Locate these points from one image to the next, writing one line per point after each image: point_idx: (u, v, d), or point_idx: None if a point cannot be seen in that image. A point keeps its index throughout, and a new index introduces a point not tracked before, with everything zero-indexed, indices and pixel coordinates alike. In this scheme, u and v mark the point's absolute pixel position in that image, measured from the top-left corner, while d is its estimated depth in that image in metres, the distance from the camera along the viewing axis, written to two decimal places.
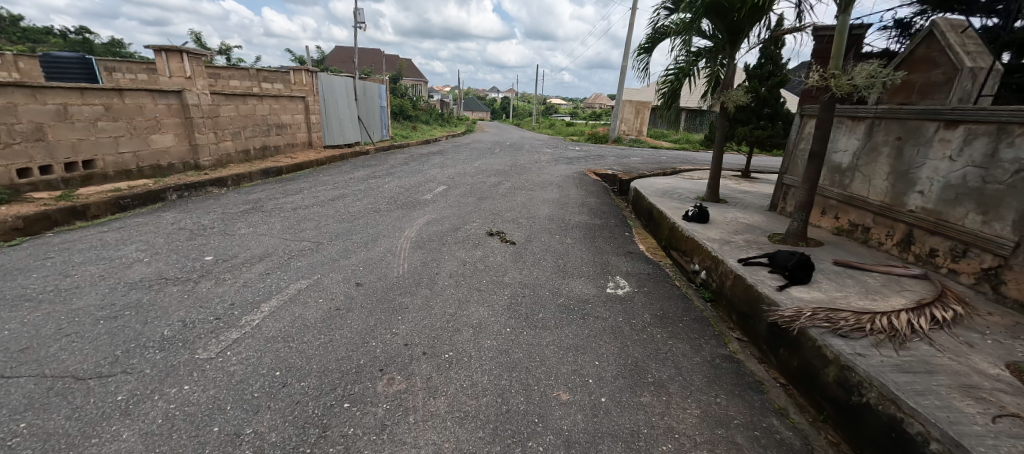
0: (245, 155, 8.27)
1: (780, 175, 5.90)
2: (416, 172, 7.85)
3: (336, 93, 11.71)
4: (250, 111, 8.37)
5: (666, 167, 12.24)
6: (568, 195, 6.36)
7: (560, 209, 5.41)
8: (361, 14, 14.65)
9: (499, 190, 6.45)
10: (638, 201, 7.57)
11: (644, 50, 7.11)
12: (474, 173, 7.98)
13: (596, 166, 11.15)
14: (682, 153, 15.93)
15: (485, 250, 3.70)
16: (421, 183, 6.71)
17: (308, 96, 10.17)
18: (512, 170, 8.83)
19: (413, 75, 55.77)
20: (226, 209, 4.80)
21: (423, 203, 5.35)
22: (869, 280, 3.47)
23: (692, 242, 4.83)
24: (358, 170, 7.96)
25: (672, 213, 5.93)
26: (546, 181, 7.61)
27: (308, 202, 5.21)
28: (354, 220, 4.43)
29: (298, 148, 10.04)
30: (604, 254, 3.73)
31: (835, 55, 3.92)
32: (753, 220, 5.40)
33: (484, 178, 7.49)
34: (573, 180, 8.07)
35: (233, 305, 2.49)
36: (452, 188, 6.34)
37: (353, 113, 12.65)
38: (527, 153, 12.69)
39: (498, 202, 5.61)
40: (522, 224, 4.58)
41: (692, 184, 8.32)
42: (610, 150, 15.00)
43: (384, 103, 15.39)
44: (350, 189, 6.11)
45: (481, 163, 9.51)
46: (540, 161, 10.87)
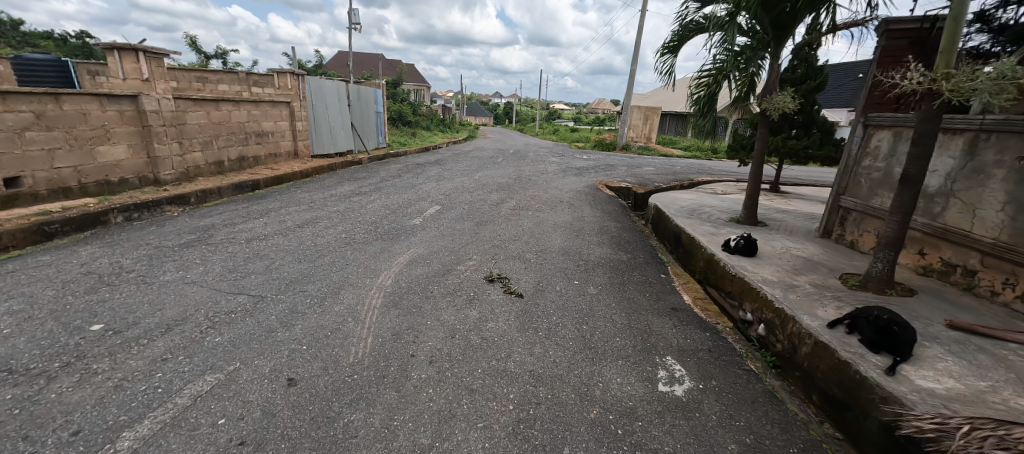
0: (217, 167, 7.39)
1: (837, 197, 4.95)
2: (409, 188, 6.96)
3: (327, 98, 10.85)
4: (224, 118, 7.49)
5: (683, 178, 11.29)
6: (582, 218, 5.44)
7: (576, 238, 4.48)
8: (355, 15, 13.84)
9: (503, 211, 5.53)
10: (660, 221, 6.62)
11: (669, 50, 6.19)
12: (475, 189, 7.08)
13: (608, 177, 10.22)
14: (696, 161, 14.99)
15: (483, 307, 2.77)
16: (411, 202, 5.80)
17: (293, 101, 9.31)
18: (516, 183, 7.91)
19: (415, 80, 55.16)
20: (167, 239, 3.91)
21: (411, 230, 4.44)
22: (1012, 358, 2.52)
23: (740, 284, 3.89)
24: (343, 185, 7.08)
25: (707, 241, 4.99)
26: (555, 198, 6.67)
27: (270, 230, 4.29)
28: (320, 257, 3.52)
29: (282, 158, 9.16)
30: (643, 314, 2.78)
31: (945, 51, 2.96)
32: (809, 253, 4.46)
33: (485, 194, 6.58)
34: (585, 196, 7.13)
35: (74, 438, 1.56)
36: (447, 209, 5.43)
37: (345, 120, 11.80)
38: (532, 162, 11.79)
39: (502, 229, 4.68)
40: (530, 262, 3.66)
41: (719, 202, 7.38)
42: (620, 160, 14.07)
43: (381, 109, 14.55)
44: (328, 211, 5.21)
45: (482, 176, 8.62)
46: (546, 172, 9.94)
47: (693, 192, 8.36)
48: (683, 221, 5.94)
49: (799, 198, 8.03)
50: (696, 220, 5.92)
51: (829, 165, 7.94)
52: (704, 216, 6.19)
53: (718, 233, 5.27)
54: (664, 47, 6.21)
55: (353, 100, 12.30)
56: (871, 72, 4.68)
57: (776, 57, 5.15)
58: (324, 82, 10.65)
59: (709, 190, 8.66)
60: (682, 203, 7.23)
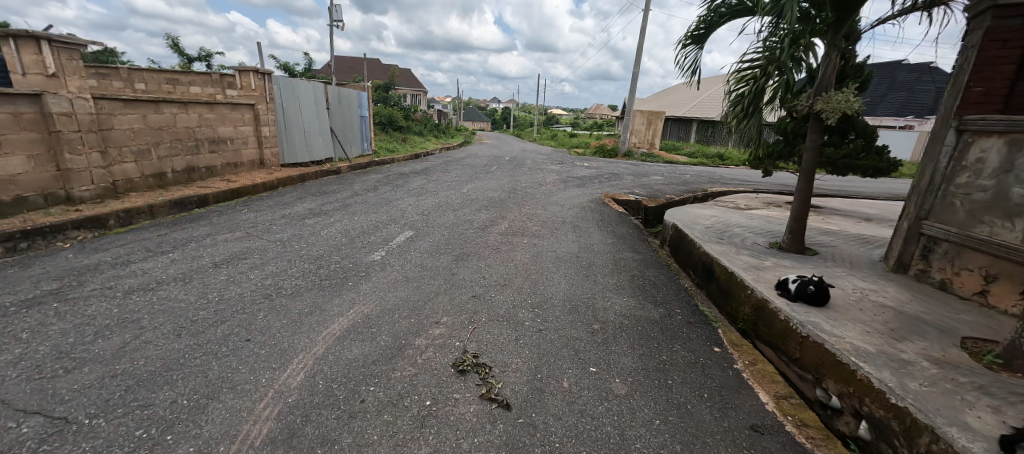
0: (157, 180, 6.27)
1: (920, 222, 3.87)
2: (382, 205, 5.84)
3: (301, 100, 9.74)
4: (166, 122, 6.37)
5: (696, 189, 10.20)
6: (591, 247, 4.32)
7: (586, 281, 3.35)
8: (337, 12, 12.77)
9: (492, 238, 4.42)
10: (681, 245, 5.50)
11: (694, 42, 5.14)
12: (461, 206, 5.97)
13: (613, 189, 9.13)
14: (705, 169, 13.96)
15: (444, 435, 1.65)
16: (378, 226, 4.69)
17: (257, 103, 8.20)
18: (510, 198, 6.78)
19: (412, 85, 54.26)
20: (15, 292, 2.78)
21: (366, 270, 3.32)
22: None
23: (818, 351, 2.77)
24: (304, 200, 5.95)
25: (752, 278, 3.88)
26: (557, 219, 5.55)
27: (172, 273, 3.16)
28: (216, 324, 2.40)
29: (243, 167, 8.02)
30: (711, 447, 1.66)
31: None
32: (896, 300, 3.35)
33: (472, 213, 5.49)
34: (592, 214, 6.03)
35: None
36: (422, 236, 4.32)
37: (324, 125, 10.68)
38: (529, 171, 10.73)
39: (488, 266, 3.56)
40: (523, 328, 2.53)
41: (749, 220, 6.29)
42: (624, 168, 12.99)
43: (366, 113, 13.44)
44: (268, 239, 4.09)
45: (473, 188, 7.53)
46: (545, 183, 8.85)
47: (714, 208, 7.27)
48: (713, 248, 4.82)
49: (836, 215, 6.95)
50: (730, 247, 4.81)
51: (872, 177, 6.84)
52: (738, 241, 5.08)
53: (762, 267, 4.16)
54: (688, 37, 5.14)
55: (333, 103, 11.20)
56: (964, 63, 3.63)
57: (835, 45, 4.11)
58: (297, 82, 9.55)
59: (732, 205, 7.58)
60: (704, 222, 6.13)
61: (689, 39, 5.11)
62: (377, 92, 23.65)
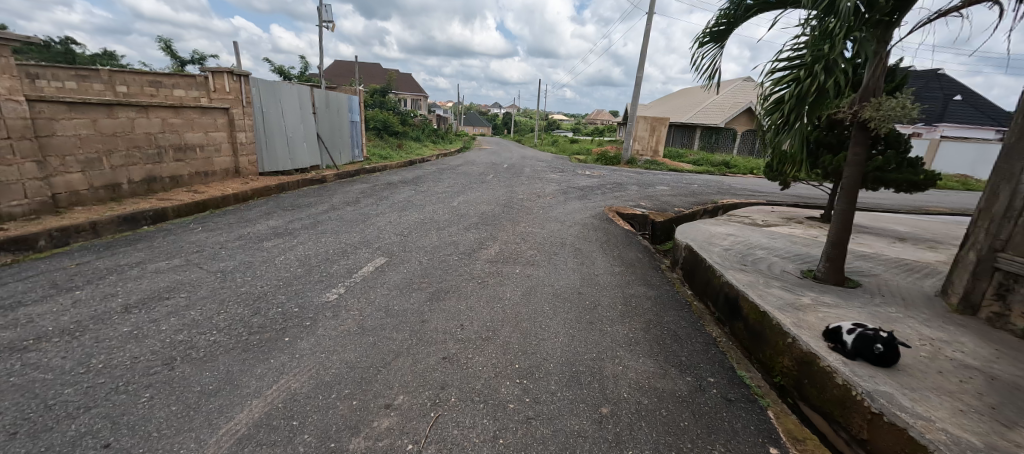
0: (110, 192, 5.62)
1: (997, 255, 3.19)
2: (358, 222, 5.19)
3: (285, 105, 9.13)
4: (122, 128, 5.73)
5: (705, 201, 9.53)
6: (595, 279, 3.64)
7: (590, 331, 2.66)
8: (326, 11, 12.16)
9: (477, 267, 3.74)
10: (697, 271, 4.83)
11: (713, 40, 4.48)
12: (448, 223, 5.30)
13: (617, 201, 8.46)
14: (712, 179, 13.32)
15: None
16: (346, 250, 4.02)
17: (232, 107, 7.56)
18: (504, 214, 6.10)
19: (411, 91, 53.86)
20: None
21: (313, 316, 2.64)
22: None
23: (900, 439, 2.08)
24: (271, 216, 5.29)
25: (791, 321, 3.19)
26: (555, 240, 4.87)
27: (64, 323, 2.49)
28: (77, 415, 1.72)
29: (215, 176, 7.36)
30: None
31: None
32: (980, 358, 2.67)
33: (459, 233, 4.83)
34: (595, 233, 5.35)
35: None
36: (394, 265, 3.65)
37: (310, 131, 10.07)
38: (527, 181, 10.08)
39: (468, 309, 2.88)
40: (505, 416, 1.84)
41: (771, 240, 5.61)
42: (628, 177, 12.34)
43: (358, 118, 12.82)
44: (209, 269, 3.42)
45: (464, 201, 6.86)
46: (544, 195, 8.19)
47: (730, 225, 6.58)
48: (737, 278, 4.14)
49: (866, 234, 6.27)
50: (758, 277, 4.12)
51: (907, 191, 6.14)
52: (764, 268, 4.40)
53: (801, 305, 3.47)
54: (706, 33, 4.47)
55: (321, 108, 10.60)
56: None
57: (883, 43, 3.45)
58: (280, 85, 8.95)
59: (748, 222, 6.90)
60: (721, 243, 5.44)
61: (707, 37, 4.44)
62: (374, 97, 23.10)
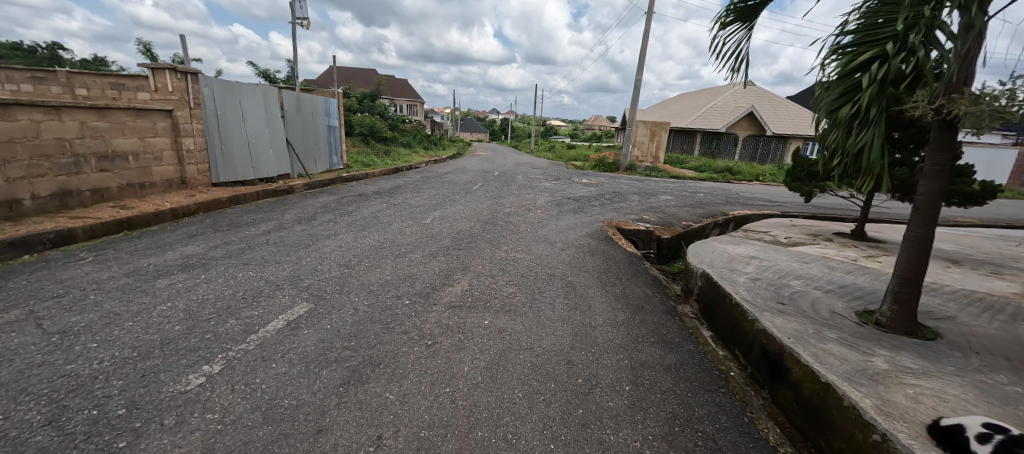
0: (5, 210, 4.65)
1: None
2: (299, 247, 4.20)
3: (246, 108, 8.18)
4: (23, 133, 4.76)
5: (714, 213, 8.58)
6: (592, 335, 2.66)
7: (584, 447, 1.68)
8: (300, 7, 11.21)
9: (431, 317, 2.76)
10: (719, 308, 3.86)
11: (738, 19, 3.57)
12: (411, 248, 4.33)
13: (617, 213, 7.50)
14: (718, 188, 12.39)
15: None
16: (262, 291, 3.03)
17: (176, 109, 6.63)
18: (484, 234, 5.12)
19: (406, 96, 52.99)
20: None
21: (142, 427, 1.66)
22: None
23: None
24: (194, 240, 4.29)
25: (874, 404, 2.21)
26: (541, 270, 3.89)
27: None
28: None
29: (153, 188, 6.38)
30: None
31: None
32: None
33: (420, 263, 3.85)
34: (592, 259, 4.37)
35: None
36: (317, 316, 2.67)
37: (278, 137, 9.12)
38: (518, 191, 9.11)
39: (400, 401, 1.90)
40: None
41: (805, 266, 4.65)
42: (627, 185, 11.39)
43: (337, 123, 11.87)
44: (51, 327, 2.44)
45: (439, 217, 5.88)
46: (535, 207, 7.21)
47: (749, 245, 5.63)
48: (776, 324, 3.17)
49: None
50: (803, 324, 3.16)
51: (959, 205, 5.20)
52: (808, 309, 3.43)
53: (876, 374, 2.51)
54: (730, 10, 3.54)
55: (291, 112, 9.63)
56: None
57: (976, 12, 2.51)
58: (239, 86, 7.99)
59: (769, 240, 5.95)
60: (745, 270, 4.47)
61: (732, 16, 3.53)
62: (362, 101, 22.16)
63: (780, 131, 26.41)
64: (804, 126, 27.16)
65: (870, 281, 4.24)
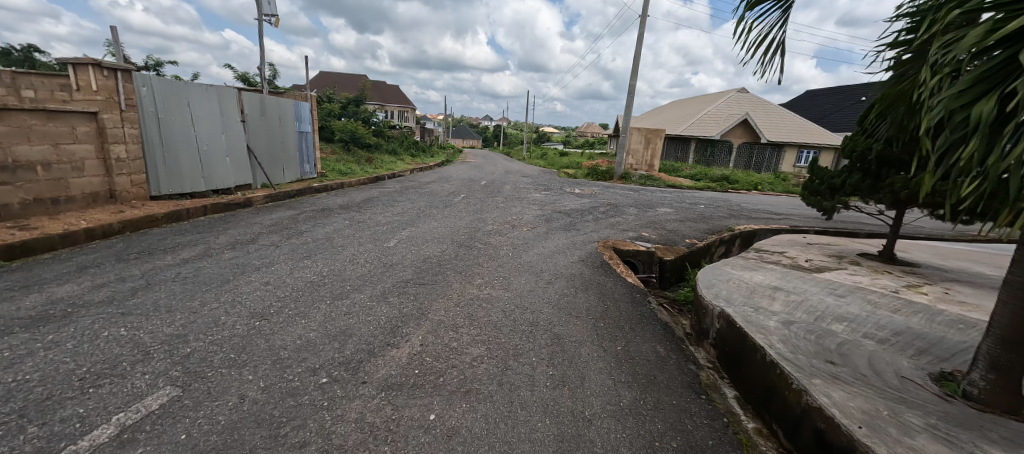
0: None
1: None
2: (214, 284, 3.28)
3: (196, 110, 7.26)
4: None
5: (719, 228, 7.81)
6: (586, 440, 1.78)
7: None
8: (268, 4, 10.30)
9: (350, 410, 1.87)
10: (748, 363, 3.02)
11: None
12: (358, 283, 3.44)
13: (613, 230, 6.66)
14: (719, 199, 11.67)
15: None
16: (117, 365, 2.12)
17: (103, 111, 5.70)
18: (456, 261, 4.25)
19: (396, 102, 52.18)
20: None
21: None
22: None
23: None
24: (79, 277, 3.35)
25: None
26: (521, 315, 3.02)
27: None
28: None
29: (71, 202, 5.43)
30: None
31: None
32: None
33: (364, 308, 2.96)
34: (585, 296, 3.51)
35: None
36: (173, 417, 1.77)
37: (237, 143, 8.19)
38: (503, 204, 8.25)
39: None
40: None
41: (842, 303, 3.83)
42: (622, 196, 10.59)
43: (310, 128, 10.96)
44: None
45: (407, 238, 5.00)
46: (521, 224, 6.35)
47: (768, 271, 4.83)
48: (836, 401, 2.33)
49: (955, 283, 4.57)
50: (871, 401, 2.33)
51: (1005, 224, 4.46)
52: (869, 373, 2.61)
53: None
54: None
55: (254, 116, 8.73)
56: None
57: None
58: (188, 85, 7.08)
59: (789, 264, 5.16)
60: (772, 308, 3.65)
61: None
62: (345, 106, 21.23)
63: (776, 139, 26.00)
64: (798, 133, 26.82)
65: (926, 322, 3.45)
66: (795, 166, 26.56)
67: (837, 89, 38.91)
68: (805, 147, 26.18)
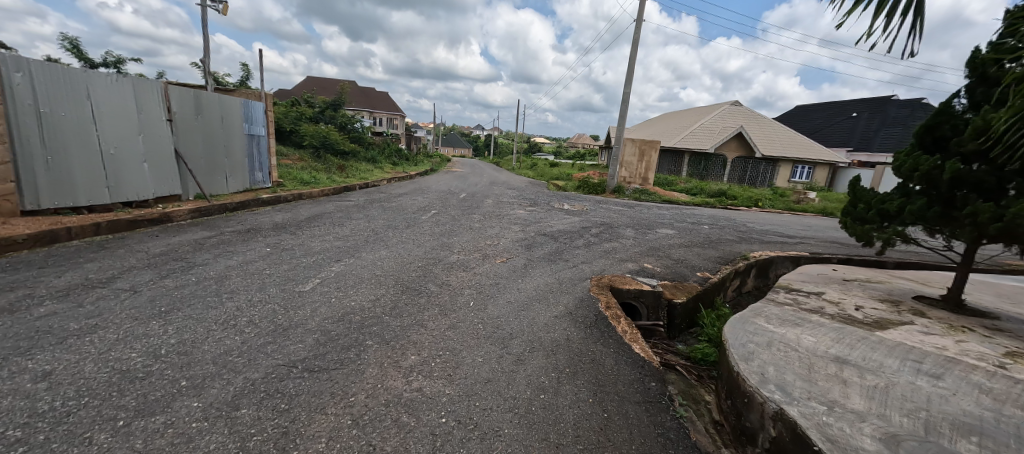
0: None
1: None
2: None
3: (99, 104, 5.92)
4: None
5: (731, 255, 6.65)
6: None
7: None
8: None
9: None
10: None
11: None
12: (206, 373, 2.12)
13: (609, 259, 5.42)
14: (722, 218, 10.58)
15: None
16: None
17: None
18: (388, 318, 2.95)
19: (383, 109, 50.89)
20: None
21: None
22: None
23: None
24: None
25: None
26: (461, 449, 1.74)
27: None
28: None
29: None
30: None
31: None
32: None
33: (176, 441, 1.65)
34: (572, 391, 2.25)
35: None
36: None
37: (161, 146, 6.85)
38: (478, 224, 6.98)
39: None
40: None
41: (947, 392, 2.63)
42: (617, 214, 9.40)
43: (264, 131, 9.64)
44: None
45: (334, 277, 3.70)
46: (495, 253, 5.08)
47: (817, 326, 3.63)
48: None
49: None
50: None
51: None
52: None
53: None
54: None
55: (187, 115, 7.40)
56: None
57: None
58: (87, 74, 5.77)
59: (837, 314, 3.97)
60: (853, 406, 2.43)
61: None
62: (320, 109, 19.85)
63: (770, 153, 25.32)
64: (793, 148, 26.22)
65: None
66: (790, 181, 25.89)
67: (828, 104, 38.80)
68: (799, 163, 25.57)
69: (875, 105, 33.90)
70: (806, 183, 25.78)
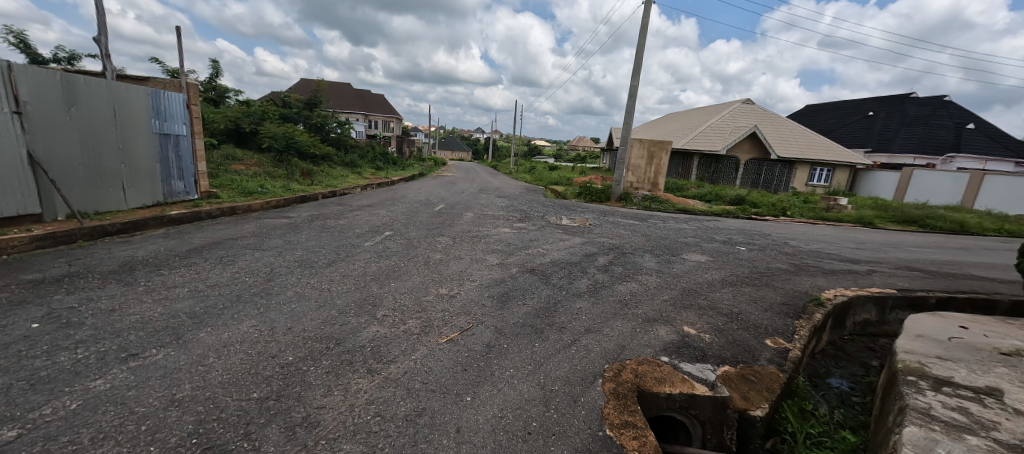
0: None
1: None
2: None
3: None
4: None
5: (798, 297, 4.69)
6: None
7: None
8: None
9: None
10: None
11: None
12: None
13: (629, 320, 3.45)
14: (755, 233, 8.63)
15: None
16: None
17: None
18: None
19: (376, 111, 49.09)
20: None
21: None
22: None
23: None
24: None
25: None
26: None
27: None
28: None
29: None
30: None
31: None
32: None
33: None
34: None
35: None
36: None
37: (3, 149, 4.92)
38: (440, 253, 5.03)
39: None
40: None
41: None
42: (628, 232, 7.45)
43: (185, 130, 7.73)
44: None
45: (63, 422, 1.74)
46: (442, 315, 3.13)
47: None
48: None
49: None
50: None
51: None
52: None
53: None
54: None
55: (52, 106, 5.48)
56: None
57: None
58: None
59: None
60: None
61: None
62: (293, 108, 17.92)
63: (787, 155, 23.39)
64: (811, 148, 24.30)
65: None
66: (808, 184, 23.98)
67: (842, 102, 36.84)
68: (818, 165, 23.70)
69: (893, 103, 31.99)
70: (825, 187, 23.89)
